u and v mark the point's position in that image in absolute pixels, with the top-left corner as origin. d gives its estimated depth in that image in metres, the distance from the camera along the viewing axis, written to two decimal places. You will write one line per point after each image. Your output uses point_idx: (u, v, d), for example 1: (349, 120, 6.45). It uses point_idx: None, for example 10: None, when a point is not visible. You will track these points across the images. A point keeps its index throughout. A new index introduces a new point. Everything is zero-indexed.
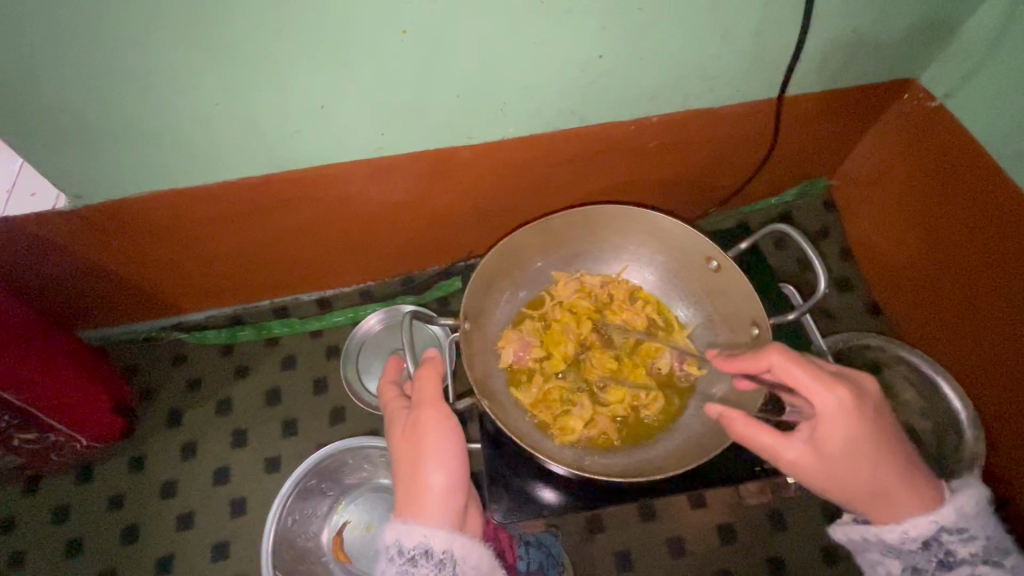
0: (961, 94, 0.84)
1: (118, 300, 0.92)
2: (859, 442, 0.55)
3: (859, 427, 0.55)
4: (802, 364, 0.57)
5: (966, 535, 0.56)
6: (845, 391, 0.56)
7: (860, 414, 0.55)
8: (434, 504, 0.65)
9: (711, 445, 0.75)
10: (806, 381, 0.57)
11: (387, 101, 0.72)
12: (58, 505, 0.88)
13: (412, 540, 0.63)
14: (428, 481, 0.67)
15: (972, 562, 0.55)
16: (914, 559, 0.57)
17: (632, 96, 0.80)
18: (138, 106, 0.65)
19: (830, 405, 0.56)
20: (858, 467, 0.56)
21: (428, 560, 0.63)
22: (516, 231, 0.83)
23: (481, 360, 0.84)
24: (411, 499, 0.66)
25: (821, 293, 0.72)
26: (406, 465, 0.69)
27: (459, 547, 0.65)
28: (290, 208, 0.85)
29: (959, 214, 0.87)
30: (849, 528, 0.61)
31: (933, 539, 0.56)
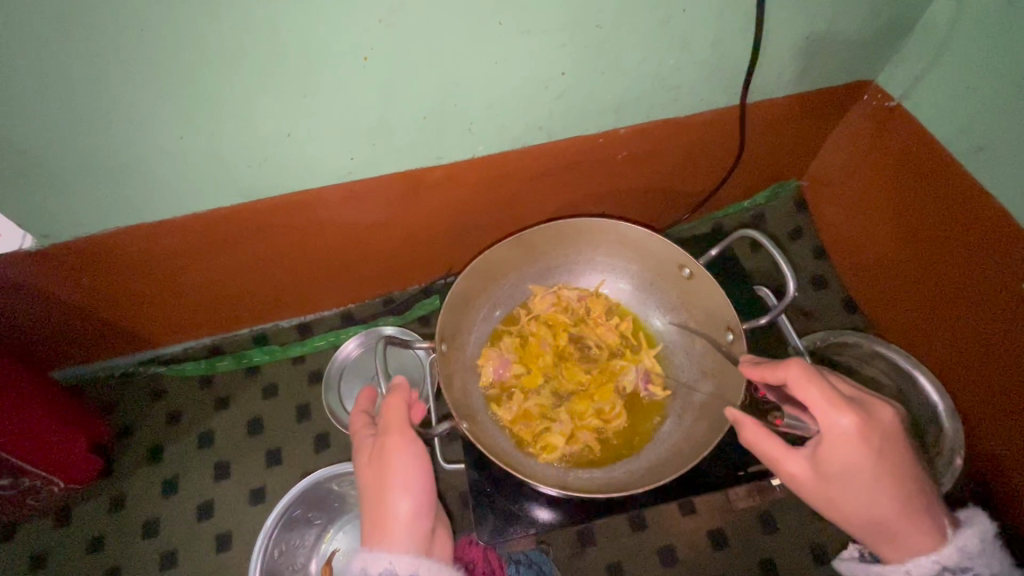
0: (916, 93, 0.83)
1: (94, 339, 0.93)
2: (864, 473, 0.51)
3: (868, 455, 0.51)
4: (817, 383, 0.52)
5: (971, 575, 0.52)
6: (856, 418, 0.51)
7: (870, 442, 0.51)
8: (400, 527, 0.56)
9: (690, 455, 0.67)
10: (817, 401, 0.52)
11: (351, 130, 0.71)
12: (36, 551, 0.89)
13: (377, 568, 0.53)
14: (394, 502, 0.57)
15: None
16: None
17: (598, 111, 0.79)
18: (93, 146, 0.64)
19: (841, 430, 0.51)
20: (863, 497, 0.52)
21: None
22: (495, 246, 0.76)
23: (460, 379, 0.75)
24: (373, 524, 0.57)
25: (792, 294, 0.69)
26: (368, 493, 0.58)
27: (430, 572, 0.55)
28: (250, 240, 0.83)
29: (940, 214, 0.84)
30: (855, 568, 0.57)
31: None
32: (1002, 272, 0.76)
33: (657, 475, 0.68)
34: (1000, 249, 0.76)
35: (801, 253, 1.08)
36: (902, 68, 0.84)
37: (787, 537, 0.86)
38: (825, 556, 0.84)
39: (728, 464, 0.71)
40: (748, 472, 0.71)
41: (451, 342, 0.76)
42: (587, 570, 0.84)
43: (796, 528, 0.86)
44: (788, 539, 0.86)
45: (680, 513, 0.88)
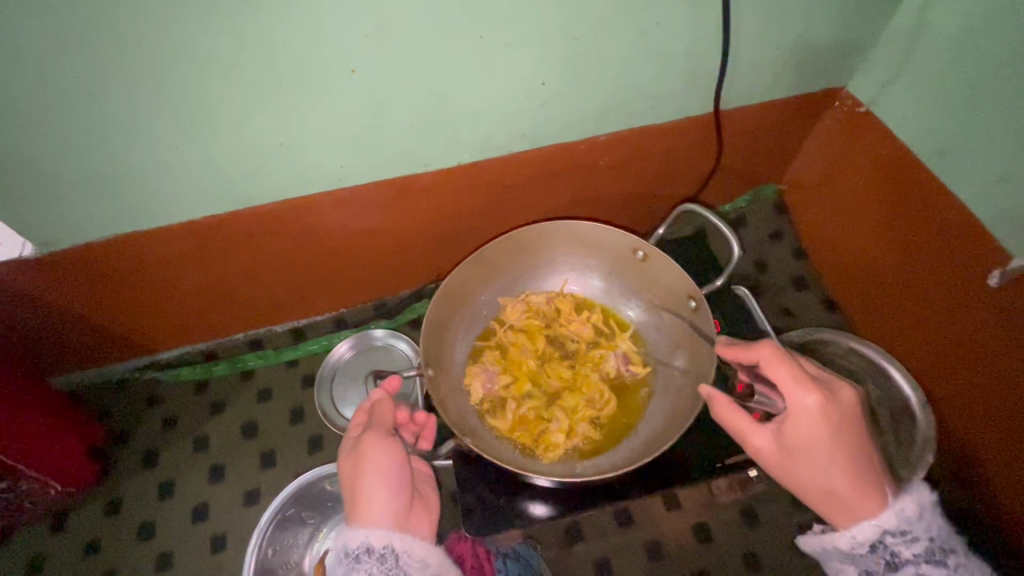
0: (884, 100, 0.87)
1: (92, 345, 0.95)
2: (822, 447, 0.55)
3: (826, 430, 0.55)
4: (784, 361, 0.57)
5: (912, 538, 0.54)
6: (818, 394, 0.55)
7: (830, 418, 0.55)
8: (378, 504, 0.60)
9: (679, 423, 0.72)
10: (783, 377, 0.57)
11: (341, 139, 0.74)
12: (33, 556, 0.90)
13: (356, 541, 0.57)
14: (367, 489, 0.61)
15: (918, 563, 0.53)
16: (866, 563, 0.55)
17: (579, 119, 0.82)
18: (92, 156, 0.67)
19: (803, 406, 0.55)
20: (819, 468, 0.55)
21: (370, 557, 0.57)
22: (452, 270, 0.78)
23: (453, 404, 0.77)
24: (353, 502, 0.61)
25: (738, 257, 0.79)
26: (348, 474, 0.62)
27: (406, 544, 0.58)
28: (243, 246, 0.86)
29: (910, 217, 0.87)
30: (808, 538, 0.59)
31: (879, 542, 0.55)
32: (972, 270, 0.79)
33: (654, 446, 0.73)
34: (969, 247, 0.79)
35: (781, 254, 1.11)
36: (871, 75, 0.88)
37: (770, 530, 0.88)
38: None
39: (705, 457, 0.74)
40: (725, 464, 0.73)
41: (437, 368, 0.78)
42: (576, 565, 0.86)
43: (778, 522, 0.89)
44: (770, 532, 0.88)
45: (665, 508, 0.90)
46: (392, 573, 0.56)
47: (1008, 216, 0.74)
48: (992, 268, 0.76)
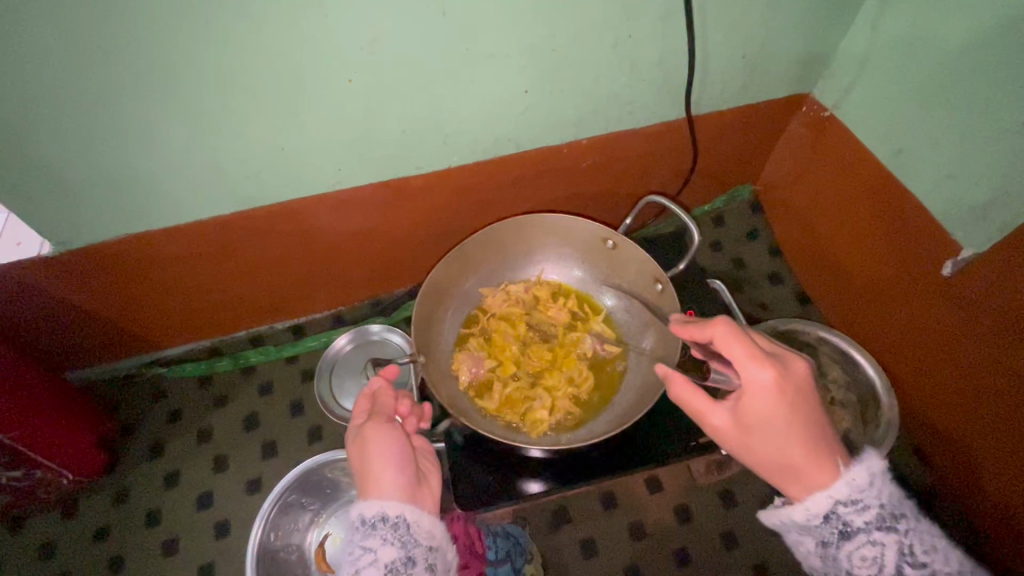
0: (846, 104, 0.93)
1: (100, 342, 1.00)
2: (774, 418, 0.59)
3: (779, 403, 0.58)
4: (739, 339, 0.60)
5: (863, 506, 0.57)
6: (772, 370, 0.59)
7: (783, 392, 0.59)
8: (389, 481, 0.64)
9: (651, 393, 0.79)
10: (738, 355, 0.60)
11: (339, 143, 0.79)
12: (44, 543, 0.94)
13: (371, 510, 0.61)
14: (377, 470, 0.64)
15: (870, 530, 0.56)
16: (822, 533, 0.58)
17: (561, 124, 0.88)
18: (108, 161, 0.72)
19: (755, 380, 0.59)
20: (773, 440, 0.59)
21: (384, 526, 0.60)
22: (437, 264, 0.84)
23: (444, 389, 0.82)
24: (363, 479, 0.65)
25: (696, 241, 0.88)
26: (358, 455, 0.67)
27: (416, 516, 0.62)
28: (245, 245, 0.91)
29: (873, 210, 0.93)
30: (768, 513, 0.62)
31: (832, 512, 0.58)
32: (929, 260, 0.85)
33: (630, 416, 0.79)
34: (926, 238, 0.85)
35: (758, 251, 1.17)
36: (833, 82, 0.94)
37: (747, 511, 0.93)
38: None
39: (681, 437, 0.80)
40: (700, 443, 0.79)
41: (426, 354, 0.84)
42: (563, 545, 0.91)
43: (755, 502, 0.93)
44: (747, 512, 0.93)
45: (648, 491, 0.95)
46: (404, 539, 0.60)
47: (957, 209, 0.80)
48: (946, 258, 0.82)
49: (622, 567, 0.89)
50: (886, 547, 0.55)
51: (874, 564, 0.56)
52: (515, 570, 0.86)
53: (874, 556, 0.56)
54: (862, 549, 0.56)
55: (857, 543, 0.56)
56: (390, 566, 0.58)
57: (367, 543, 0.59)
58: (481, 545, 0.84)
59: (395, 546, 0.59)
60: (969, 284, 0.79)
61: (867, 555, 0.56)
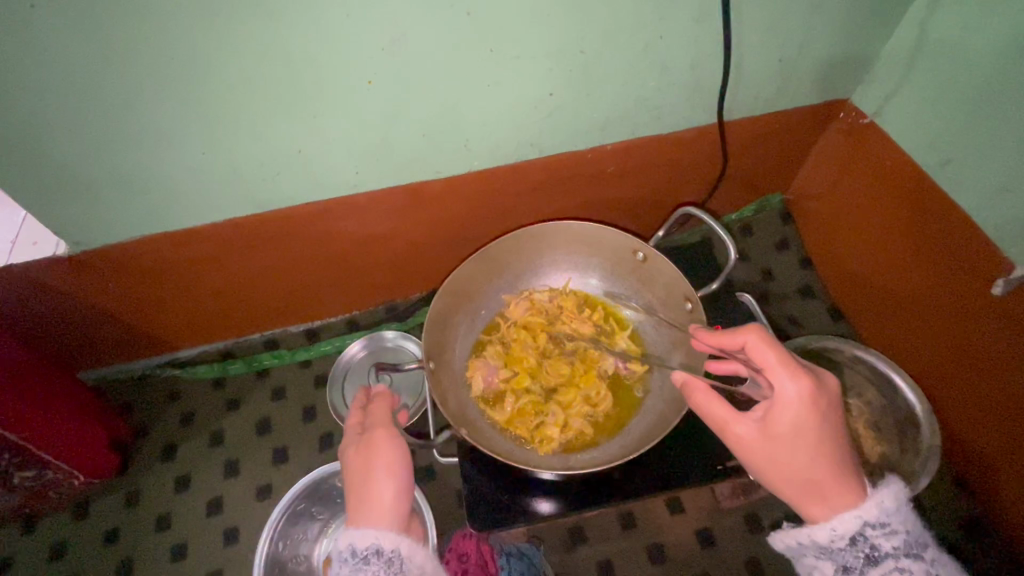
0: (887, 111, 0.88)
1: (115, 342, 0.99)
2: (805, 431, 0.56)
3: (808, 418, 0.56)
4: (772, 347, 0.58)
5: (891, 531, 0.54)
6: (807, 382, 0.56)
7: (815, 405, 0.56)
8: (389, 503, 0.61)
9: (671, 416, 0.75)
10: (771, 364, 0.57)
11: (357, 146, 0.77)
12: (55, 544, 0.94)
13: (364, 542, 0.58)
14: (379, 488, 0.62)
15: (899, 556, 0.52)
16: (845, 557, 0.54)
17: (585, 129, 0.84)
18: (125, 161, 0.71)
19: (785, 393, 0.56)
20: (798, 455, 0.56)
21: (379, 560, 0.57)
22: (458, 268, 0.81)
23: (454, 396, 0.79)
24: (359, 505, 0.62)
25: (733, 262, 0.83)
26: (359, 480, 0.64)
27: (410, 550, 0.59)
28: (260, 248, 0.89)
29: (915, 223, 0.87)
30: (784, 533, 0.58)
31: (859, 534, 0.54)
32: (977, 279, 0.80)
33: (648, 438, 0.75)
34: (972, 255, 0.80)
35: (787, 263, 1.12)
36: (875, 87, 0.89)
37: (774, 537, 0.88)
38: None
39: (705, 462, 0.77)
40: (726, 466, 0.76)
41: (439, 359, 0.81)
42: (579, 567, 0.87)
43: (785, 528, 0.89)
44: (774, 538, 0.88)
45: (669, 512, 0.90)
46: None
47: (1008, 224, 0.75)
48: (996, 276, 0.77)
49: None
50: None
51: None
52: None
53: None
54: None
55: (884, 570, 0.52)
56: None
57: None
58: (492, 565, 0.82)
59: None
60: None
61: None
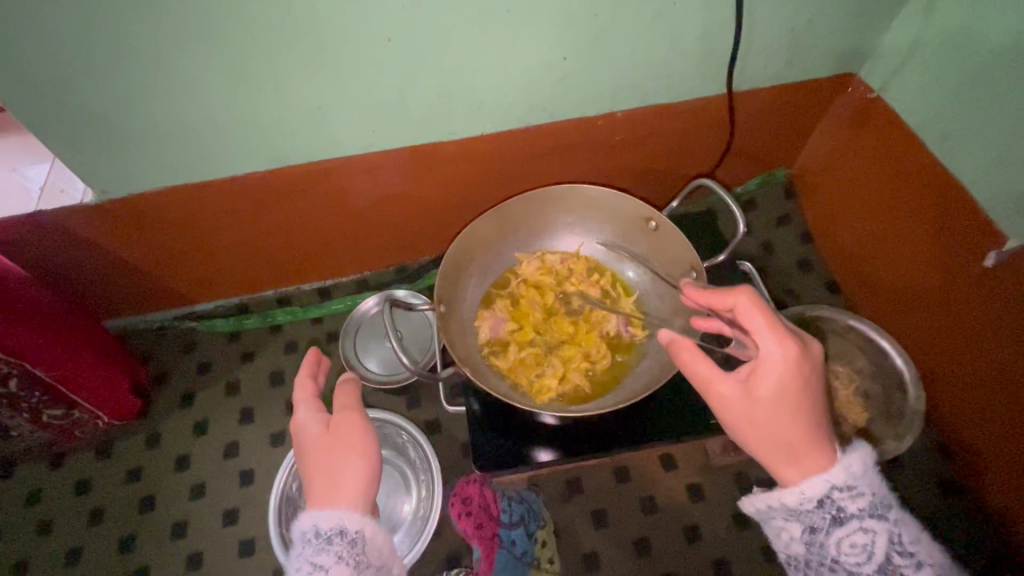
0: (893, 86, 0.90)
1: (136, 293, 1.03)
2: (785, 394, 0.56)
3: (789, 381, 0.56)
4: (761, 310, 0.58)
5: (857, 493, 0.54)
6: (792, 345, 0.56)
7: (797, 369, 0.56)
8: (355, 486, 0.60)
9: (665, 372, 0.79)
10: (759, 327, 0.58)
11: (374, 104, 0.79)
12: (80, 480, 0.99)
13: (327, 522, 0.57)
14: (344, 470, 0.61)
15: (863, 517, 0.53)
16: (812, 518, 0.55)
17: (595, 95, 0.86)
18: (150, 111, 0.73)
19: (772, 355, 0.56)
20: (777, 418, 0.56)
21: (341, 540, 0.57)
22: (473, 221, 0.84)
23: (461, 342, 0.84)
24: (320, 487, 0.60)
25: (740, 234, 0.85)
26: (318, 463, 0.62)
27: (374, 532, 0.59)
28: (279, 203, 0.92)
29: (917, 199, 0.89)
30: (754, 498, 0.59)
31: (826, 497, 0.54)
32: (971, 253, 0.82)
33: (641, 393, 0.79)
34: (968, 228, 0.83)
35: (788, 237, 1.15)
36: (882, 62, 0.90)
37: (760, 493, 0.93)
38: None
39: (700, 417, 0.81)
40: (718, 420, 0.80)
41: (449, 305, 0.85)
42: (575, 515, 0.92)
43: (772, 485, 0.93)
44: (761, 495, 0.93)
45: (662, 468, 0.95)
46: (360, 558, 0.57)
47: (1004, 199, 0.77)
48: (989, 249, 0.79)
49: (633, 540, 0.90)
50: (877, 535, 0.53)
51: (863, 552, 0.53)
52: (528, 534, 0.87)
53: (864, 544, 0.53)
54: (853, 536, 0.53)
55: (849, 529, 0.54)
56: None
57: (320, 558, 0.56)
58: (496, 508, 0.86)
59: (349, 566, 0.56)
60: (1012, 277, 0.77)
61: (857, 543, 0.53)
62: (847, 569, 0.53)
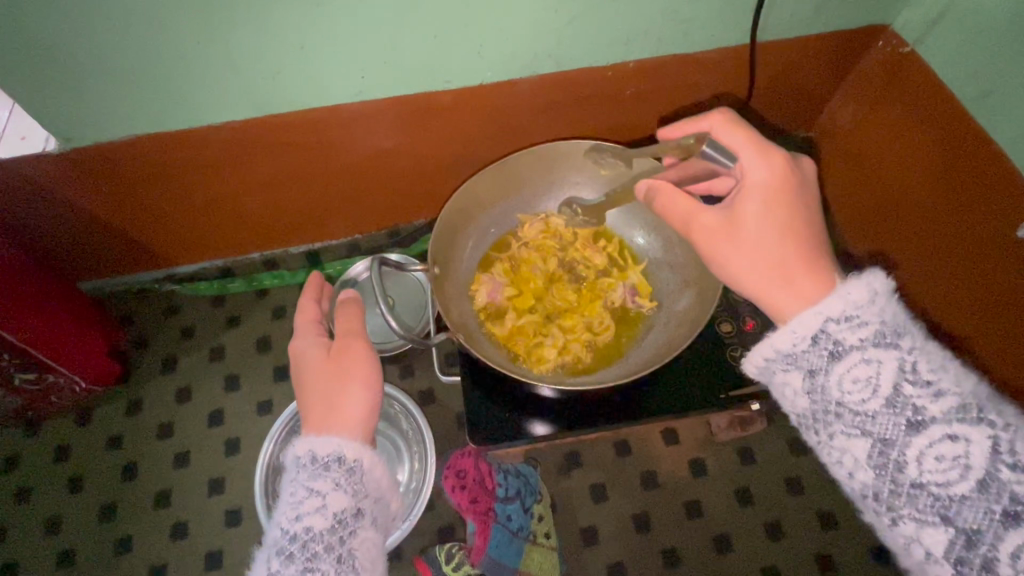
0: (930, 39, 0.82)
1: (111, 252, 0.97)
2: (770, 214, 0.54)
3: (772, 199, 0.54)
4: (737, 125, 0.58)
5: (859, 323, 0.46)
6: (771, 160, 0.55)
7: (780, 186, 0.55)
8: (355, 414, 0.58)
9: (672, 348, 0.74)
10: (738, 144, 0.57)
11: (363, 46, 0.72)
12: (59, 446, 0.95)
13: (325, 448, 0.55)
14: (347, 398, 0.59)
15: (866, 347, 0.46)
16: (809, 360, 0.48)
17: (606, 42, 0.79)
18: (112, 48, 0.66)
19: (751, 174, 0.56)
20: (764, 238, 0.54)
21: (339, 467, 0.54)
22: (472, 176, 0.79)
23: (456, 306, 0.79)
24: (315, 416, 0.58)
25: None
26: (316, 390, 0.60)
27: (372, 463, 0.57)
28: (262, 156, 0.85)
29: (947, 162, 0.84)
30: (750, 355, 0.53)
31: (821, 332, 0.48)
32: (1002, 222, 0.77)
33: (645, 367, 0.74)
34: (998, 194, 0.77)
35: None
36: (919, 12, 0.83)
37: (764, 469, 0.90)
38: (797, 487, 0.89)
39: (708, 391, 0.77)
40: (728, 395, 0.77)
41: (444, 267, 0.80)
42: (574, 489, 0.89)
43: (776, 461, 0.90)
44: (765, 471, 0.90)
45: (663, 443, 0.92)
46: (358, 487, 0.54)
47: None
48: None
49: (632, 515, 0.88)
50: (884, 365, 0.45)
51: (868, 387, 0.45)
52: (524, 509, 0.84)
53: (869, 377, 0.45)
54: (854, 370, 0.46)
55: (849, 364, 0.46)
56: (336, 515, 0.52)
57: (316, 484, 0.53)
58: (490, 481, 0.82)
59: (346, 493, 0.53)
60: None
61: (859, 377, 0.46)
62: (853, 410, 0.46)
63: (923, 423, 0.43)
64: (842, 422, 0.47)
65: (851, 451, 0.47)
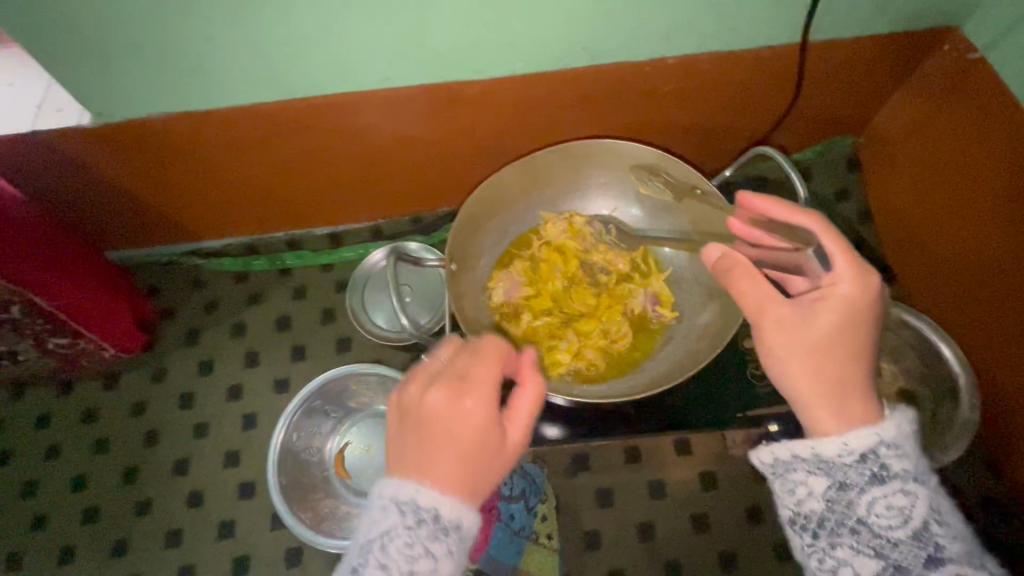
0: (1003, 46, 0.75)
1: (142, 224, 0.99)
2: (843, 334, 0.51)
3: (851, 320, 0.51)
4: (834, 235, 0.54)
5: (904, 453, 0.49)
6: (864, 282, 0.52)
7: (862, 308, 0.52)
8: (484, 481, 0.49)
9: (690, 365, 0.71)
10: (834, 253, 0.53)
11: (391, 32, 0.70)
12: (88, 409, 1.00)
13: (450, 513, 0.47)
14: (483, 464, 0.49)
15: (906, 479, 0.48)
16: (846, 474, 0.50)
17: (644, 37, 0.75)
18: (143, 27, 0.66)
19: (840, 286, 0.52)
20: (833, 357, 0.51)
21: (454, 539, 0.47)
22: (497, 171, 0.77)
23: (470, 302, 0.78)
24: (431, 458, 0.48)
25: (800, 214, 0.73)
26: (453, 436, 0.49)
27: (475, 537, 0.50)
28: (287, 139, 0.85)
29: (1001, 182, 0.77)
30: (777, 446, 0.53)
31: (870, 453, 0.49)
32: None
33: (660, 381, 0.72)
34: None
35: (844, 215, 1.03)
36: (993, 14, 0.76)
37: None
38: None
39: (722, 407, 0.75)
40: (744, 415, 0.74)
41: (461, 263, 0.78)
42: (580, 492, 0.88)
43: None
44: None
45: (675, 452, 0.90)
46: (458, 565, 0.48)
47: None
48: None
49: (637, 522, 0.86)
50: (918, 500, 0.48)
51: (898, 516, 0.48)
52: (527, 508, 0.86)
53: (902, 507, 0.48)
54: (890, 498, 0.48)
55: (889, 490, 0.48)
56: None
57: (426, 549, 0.46)
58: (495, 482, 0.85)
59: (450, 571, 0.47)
60: None
61: (893, 505, 0.48)
62: (874, 531, 0.49)
63: (941, 561, 0.46)
64: (858, 538, 0.49)
65: (852, 565, 0.49)
